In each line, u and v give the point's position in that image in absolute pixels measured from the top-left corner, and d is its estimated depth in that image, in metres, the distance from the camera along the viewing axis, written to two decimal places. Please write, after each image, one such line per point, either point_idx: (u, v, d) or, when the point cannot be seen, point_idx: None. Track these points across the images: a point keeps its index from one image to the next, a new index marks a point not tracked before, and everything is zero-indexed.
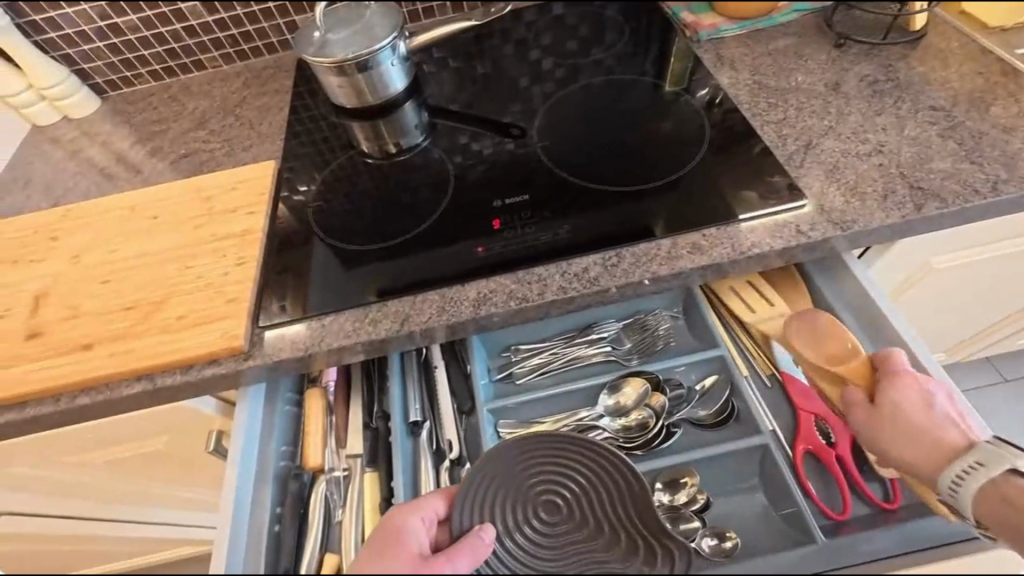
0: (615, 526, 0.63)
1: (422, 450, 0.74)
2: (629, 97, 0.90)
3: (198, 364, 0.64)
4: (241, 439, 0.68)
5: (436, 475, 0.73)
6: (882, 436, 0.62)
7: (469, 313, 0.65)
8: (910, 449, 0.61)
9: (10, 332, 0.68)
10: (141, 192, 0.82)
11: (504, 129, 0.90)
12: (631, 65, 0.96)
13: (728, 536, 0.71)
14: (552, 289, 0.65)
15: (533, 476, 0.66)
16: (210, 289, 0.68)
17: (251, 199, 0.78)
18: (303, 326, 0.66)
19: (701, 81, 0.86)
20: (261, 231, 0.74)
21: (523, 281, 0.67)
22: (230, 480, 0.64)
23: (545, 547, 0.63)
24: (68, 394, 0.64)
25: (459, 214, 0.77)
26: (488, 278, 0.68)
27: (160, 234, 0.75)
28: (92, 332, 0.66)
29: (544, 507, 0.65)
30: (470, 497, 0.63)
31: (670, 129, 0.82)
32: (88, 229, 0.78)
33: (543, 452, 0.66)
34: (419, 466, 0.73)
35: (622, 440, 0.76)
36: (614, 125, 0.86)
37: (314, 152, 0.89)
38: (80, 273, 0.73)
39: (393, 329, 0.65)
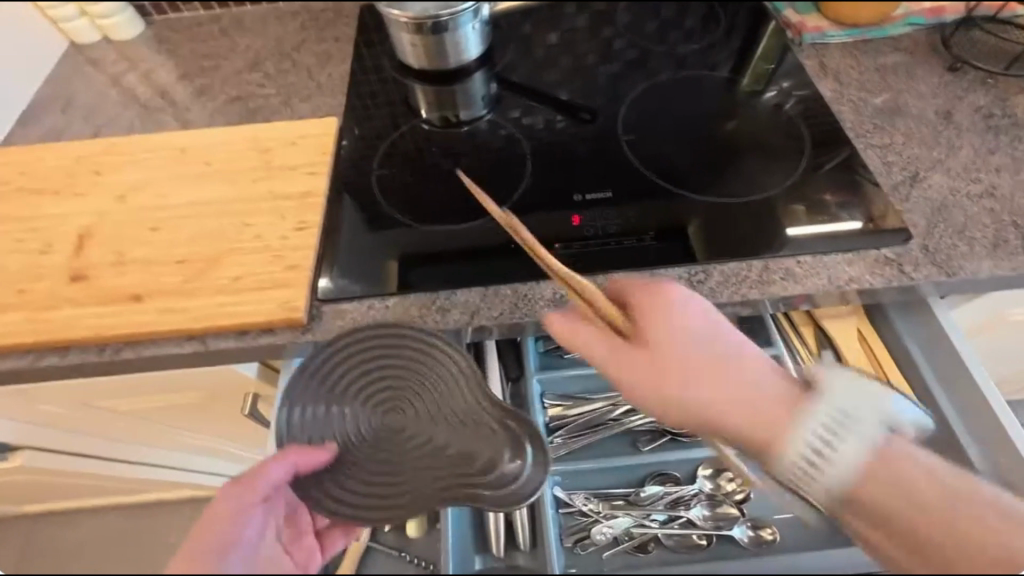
0: (462, 415, 0.54)
1: None
2: (704, 93, 0.84)
3: (251, 331, 0.60)
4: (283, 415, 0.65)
5: None
6: (887, 528, 0.44)
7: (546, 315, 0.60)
8: (943, 527, 0.43)
9: (52, 270, 0.64)
10: (198, 134, 0.77)
11: (571, 112, 0.84)
12: (710, 57, 0.89)
13: (767, 527, 0.71)
14: None
15: (356, 380, 0.55)
16: (269, 252, 0.63)
17: (309, 157, 0.73)
18: (364, 306, 0.61)
19: (783, 86, 0.81)
20: (323, 196, 0.68)
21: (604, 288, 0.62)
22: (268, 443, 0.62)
23: (387, 453, 0.53)
24: (113, 344, 0.60)
25: (531, 200, 0.72)
26: None
27: (215, 183, 0.71)
28: (142, 282, 0.62)
29: (380, 412, 0.54)
30: (289, 412, 0.53)
31: (742, 129, 0.78)
32: (136, 168, 0.73)
33: (358, 355, 0.55)
34: None
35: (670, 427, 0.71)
36: (688, 120, 0.80)
37: (359, 108, 0.83)
38: (129, 216, 0.68)
39: (462, 322, 0.60)
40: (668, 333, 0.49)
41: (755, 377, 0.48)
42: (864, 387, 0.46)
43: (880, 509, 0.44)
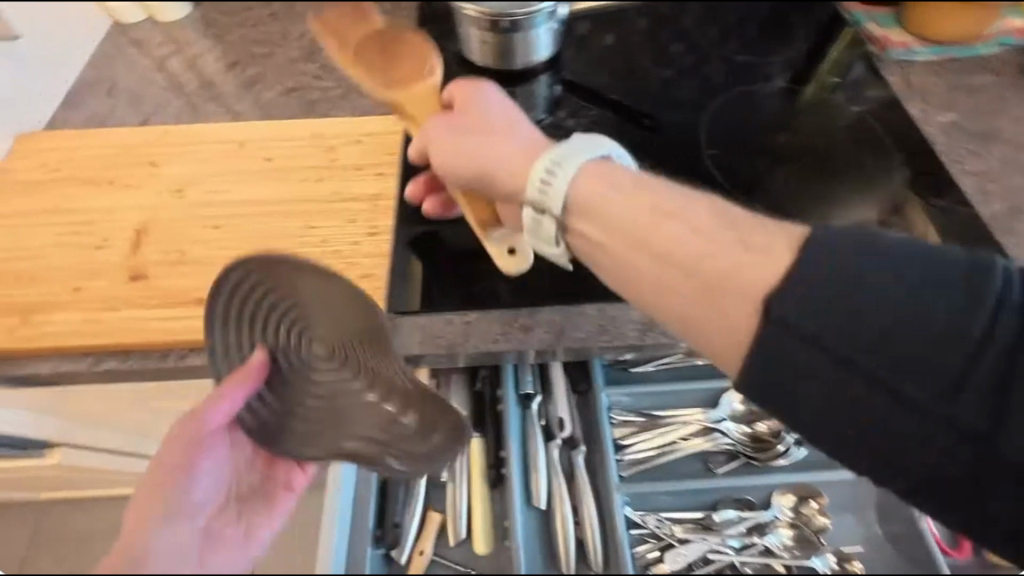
0: (357, 370, 0.50)
1: (531, 424, 0.70)
2: (781, 105, 0.81)
3: None
4: None
5: (545, 453, 0.70)
6: (648, 268, 0.45)
7: (634, 341, 0.57)
8: (774, 270, 0.41)
9: (109, 268, 0.61)
10: (255, 127, 0.73)
11: (636, 119, 0.80)
12: (785, 65, 0.86)
13: (852, 560, 0.68)
14: None
15: (273, 304, 0.50)
16: (340, 259, 0.60)
17: (374, 157, 0.69)
18: (441, 320, 0.58)
19: (858, 100, 0.79)
20: (393, 200, 0.65)
21: None
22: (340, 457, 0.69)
23: (288, 395, 0.50)
24: (175, 351, 0.57)
25: None
26: None
27: (277, 181, 0.67)
28: (205, 286, 0.59)
29: (299, 347, 0.50)
30: (223, 315, 0.50)
31: (795, 141, 0.76)
32: (193, 161, 0.70)
33: (276, 276, 0.50)
34: (529, 441, 0.70)
35: (744, 449, 0.72)
36: (761, 131, 0.78)
37: None
38: (188, 212, 0.65)
39: (547, 343, 0.57)
40: (479, 114, 0.55)
41: (544, 147, 0.51)
42: (593, 145, 0.49)
43: (676, 252, 0.44)
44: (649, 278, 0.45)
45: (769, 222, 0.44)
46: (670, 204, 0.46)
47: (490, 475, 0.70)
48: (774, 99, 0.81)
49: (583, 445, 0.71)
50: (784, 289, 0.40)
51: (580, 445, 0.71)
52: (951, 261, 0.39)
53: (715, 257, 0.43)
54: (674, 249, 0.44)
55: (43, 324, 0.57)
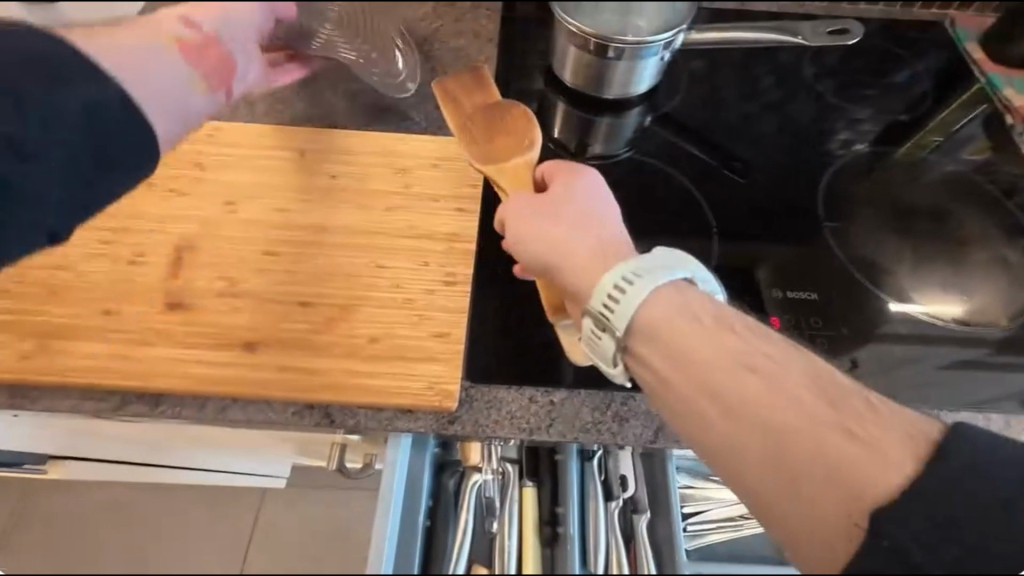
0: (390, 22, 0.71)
1: (591, 479, 0.61)
2: (893, 166, 0.75)
3: (385, 409, 0.49)
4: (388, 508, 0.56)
5: (605, 512, 0.61)
6: (731, 434, 0.39)
7: None
8: (887, 472, 0.36)
9: (146, 290, 0.53)
10: (316, 134, 0.64)
11: (730, 169, 0.72)
12: (897, 122, 0.79)
13: None
14: None
15: None
16: (412, 310, 0.52)
17: (452, 188, 0.61)
18: (522, 397, 0.50)
19: (982, 171, 0.75)
20: (473, 242, 0.57)
21: None
22: (385, 516, 0.56)
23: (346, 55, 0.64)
24: (213, 402, 0.49)
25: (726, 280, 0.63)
26: None
27: (342, 204, 0.59)
28: (258, 326, 0.51)
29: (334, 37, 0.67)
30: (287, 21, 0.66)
31: (907, 208, 0.72)
32: (247, 169, 0.61)
33: None
34: (589, 500, 0.60)
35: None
36: (879, 194, 0.72)
37: None
38: (240, 232, 0.57)
39: (644, 440, 0.50)
40: (565, 199, 0.49)
41: (623, 255, 0.46)
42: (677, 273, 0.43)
43: (774, 426, 0.38)
44: (736, 452, 0.39)
45: (870, 399, 0.39)
46: (769, 366, 0.40)
47: (543, 532, 0.60)
48: (870, 157, 0.75)
49: (648, 511, 0.60)
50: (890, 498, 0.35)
51: (645, 510, 0.60)
52: (1009, 450, 0.37)
53: (810, 436, 0.37)
54: (761, 414, 0.38)
55: (65, 352, 0.50)
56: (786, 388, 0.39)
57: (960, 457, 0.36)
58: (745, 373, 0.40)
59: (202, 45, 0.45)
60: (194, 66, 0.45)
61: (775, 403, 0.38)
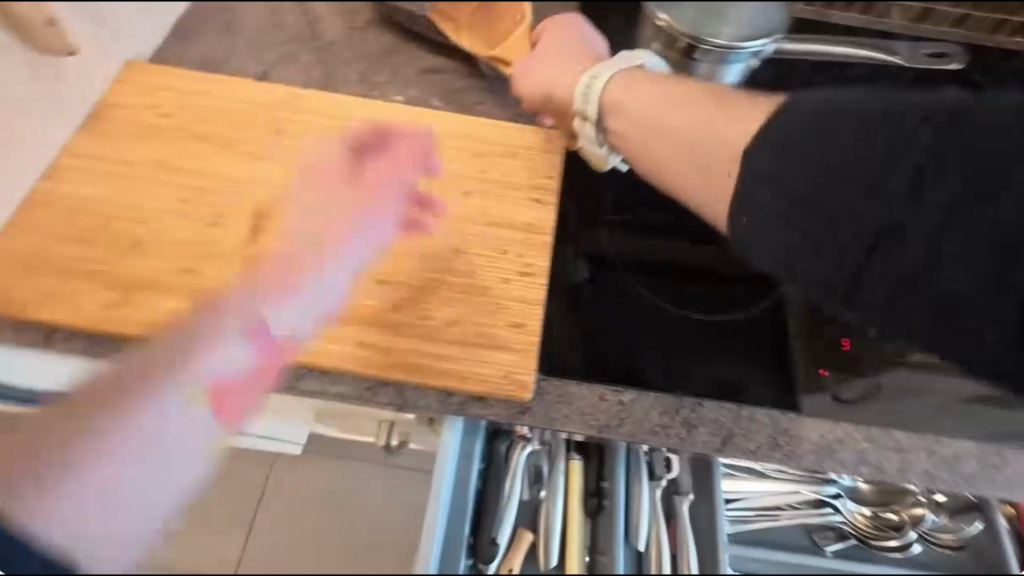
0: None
1: (636, 462, 0.62)
2: None
3: (457, 394, 0.50)
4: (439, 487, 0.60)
5: (648, 492, 0.63)
6: (653, 143, 0.48)
7: (810, 467, 0.49)
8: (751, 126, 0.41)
9: (226, 254, 0.53)
10: (395, 110, 0.64)
11: None
12: None
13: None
14: (916, 472, 0.49)
15: None
16: (488, 297, 0.52)
17: (529, 177, 0.60)
18: (593, 394, 0.51)
19: None
20: (549, 234, 0.56)
21: (880, 445, 0.50)
22: (438, 498, 0.60)
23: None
24: (290, 369, 0.50)
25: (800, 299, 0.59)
26: (835, 420, 0.51)
27: (420, 184, 0.59)
28: (335, 299, 0.51)
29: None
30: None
31: None
32: (325, 139, 0.61)
33: None
34: (633, 480, 0.63)
35: (861, 532, 0.60)
36: None
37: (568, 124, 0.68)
38: (318, 202, 0.57)
39: (711, 448, 0.49)
40: (563, 42, 0.61)
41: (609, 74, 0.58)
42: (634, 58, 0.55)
43: (677, 131, 0.47)
44: (664, 170, 0.48)
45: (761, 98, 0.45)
46: (684, 95, 0.48)
47: (588, 503, 0.64)
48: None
49: (691, 493, 0.62)
50: (780, 115, 0.38)
51: (688, 492, 0.61)
52: (928, 95, 0.35)
53: (700, 118, 0.45)
54: (662, 118, 0.48)
55: (152, 309, 0.51)
56: (685, 95, 0.47)
57: (811, 105, 0.37)
58: (654, 96, 0.49)
59: (260, 358, 0.48)
60: (227, 420, 0.45)
61: (670, 107, 0.48)
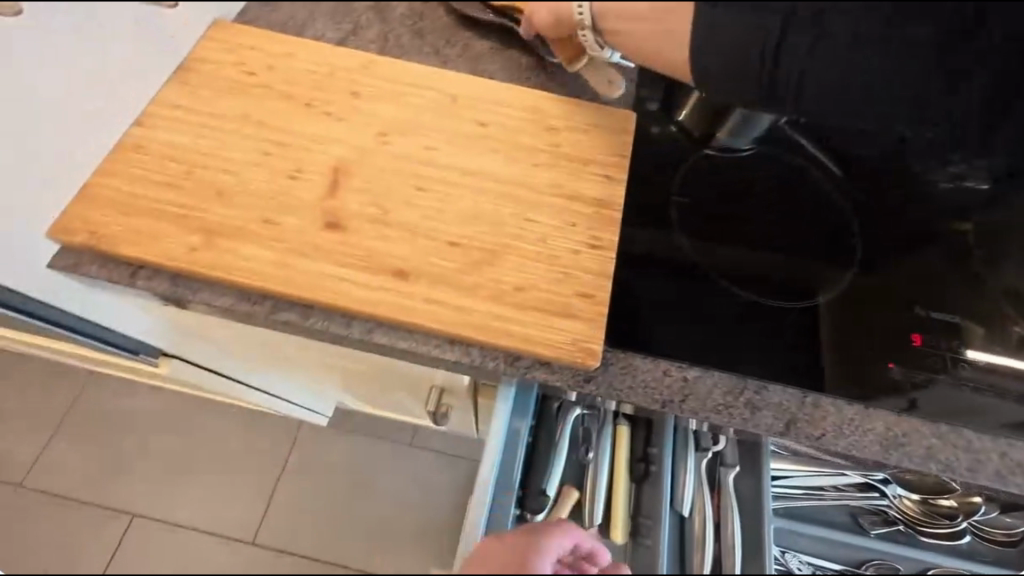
0: None
1: (686, 437, 0.62)
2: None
3: (523, 357, 0.51)
4: (489, 459, 0.58)
5: (695, 463, 0.62)
6: (641, 32, 0.49)
7: (875, 457, 0.49)
8: None
9: (304, 206, 0.55)
10: (468, 81, 0.65)
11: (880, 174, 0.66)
12: None
13: None
14: (986, 472, 0.49)
15: None
16: (556, 266, 0.53)
17: (599, 154, 0.60)
18: (655, 368, 0.51)
19: None
20: (618, 211, 0.57)
21: (948, 441, 0.49)
22: (484, 471, 0.58)
23: None
24: (360, 321, 0.52)
25: (865, 293, 0.58)
26: (899, 414, 0.51)
27: (492, 153, 0.60)
28: (408, 257, 0.53)
29: None
30: None
31: None
32: (402, 105, 0.62)
33: None
34: (681, 455, 0.62)
35: (908, 518, 0.60)
36: None
37: (637, 107, 0.67)
38: (393, 164, 0.58)
39: (774, 431, 0.49)
40: None
41: None
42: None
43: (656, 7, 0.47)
44: (652, 52, 0.49)
45: None
46: None
47: (635, 469, 0.62)
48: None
49: (737, 466, 0.61)
50: None
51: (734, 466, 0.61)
52: None
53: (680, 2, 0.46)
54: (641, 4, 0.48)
55: (229, 253, 0.52)
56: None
57: None
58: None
59: None
60: None
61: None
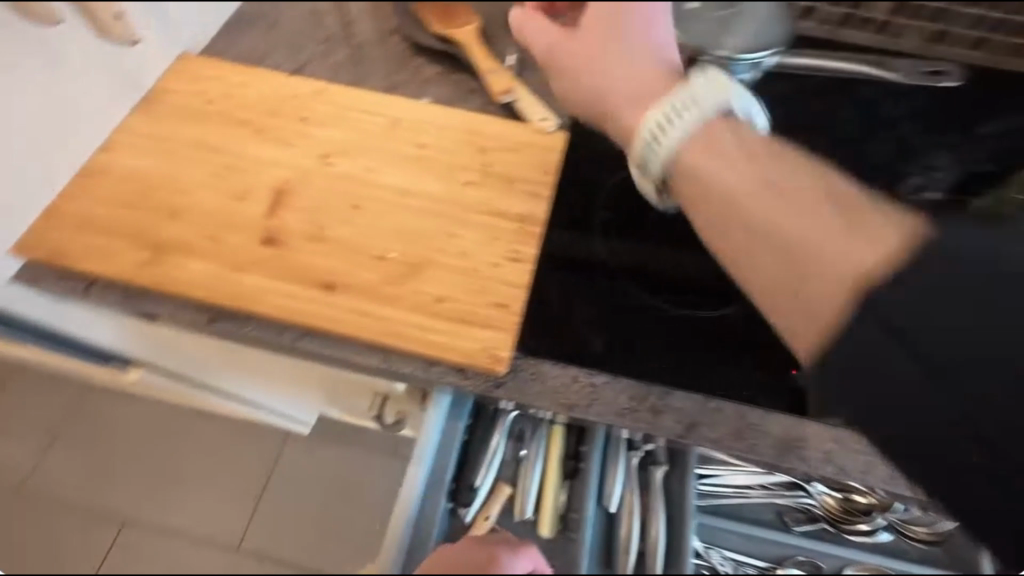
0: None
1: (616, 438, 0.64)
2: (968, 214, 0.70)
3: (440, 363, 0.54)
4: (421, 463, 0.61)
5: (625, 460, 0.64)
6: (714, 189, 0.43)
7: (771, 460, 0.51)
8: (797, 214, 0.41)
9: (245, 224, 0.59)
10: (409, 106, 0.69)
11: None
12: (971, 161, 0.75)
13: None
14: (881, 476, 0.51)
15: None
16: (475, 278, 0.57)
17: (527, 173, 0.64)
18: (566, 375, 0.54)
19: None
20: (541, 227, 0.60)
21: (846, 445, 0.52)
22: (416, 468, 0.61)
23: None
24: (292, 330, 0.55)
25: None
26: (800, 419, 0.53)
27: (425, 173, 0.64)
28: (337, 270, 0.57)
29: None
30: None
31: None
32: (346, 129, 0.67)
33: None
34: (612, 454, 0.65)
35: (831, 516, 0.63)
36: None
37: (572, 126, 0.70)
38: (331, 184, 0.62)
39: (675, 434, 0.52)
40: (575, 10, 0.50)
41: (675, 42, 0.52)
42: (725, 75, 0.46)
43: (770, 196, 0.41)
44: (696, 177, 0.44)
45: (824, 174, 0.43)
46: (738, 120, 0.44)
47: (566, 465, 0.65)
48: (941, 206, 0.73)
49: (666, 464, 0.63)
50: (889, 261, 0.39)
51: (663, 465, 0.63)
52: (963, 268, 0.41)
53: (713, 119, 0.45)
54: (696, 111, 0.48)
55: (174, 268, 0.56)
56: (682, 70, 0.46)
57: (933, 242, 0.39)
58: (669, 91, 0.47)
59: None
60: None
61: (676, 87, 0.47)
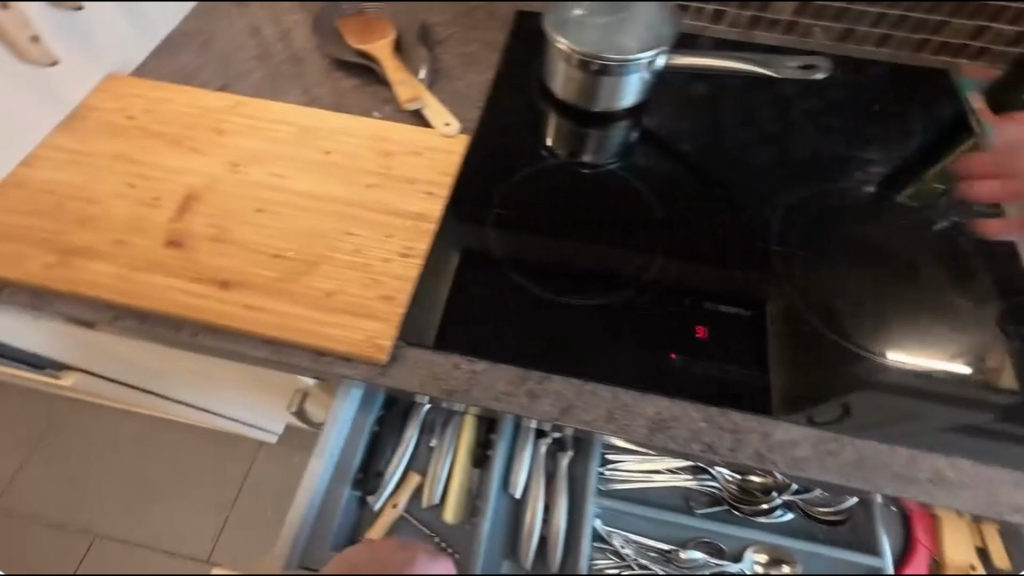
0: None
1: (525, 430, 0.66)
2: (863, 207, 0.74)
3: (327, 354, 0.56)
4: (325, 455, 0.61)
5: (534, 448, 0.66)
6: None
7: (642, 439, 0.53)
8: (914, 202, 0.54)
9: (151, 228, 0.62)
10: (322, 116, 0.73)
11: (710, 185, 0.74)
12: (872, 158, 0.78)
13: None
14: (748, 452, 0.53)
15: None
16: (365, 273, 0.59)
17: (428, 174, 0.67)
18: (449, 362, 0.56)
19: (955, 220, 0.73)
20: (435, 223, 0.63)
21: (717, 424, 0.54)
22: (315, 465, 0.61)
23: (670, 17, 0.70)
24: (188, 326, 0.58)
25: (668, 289, 0.63)
26: (674, 400, 0.55)
27: (329, 177, 0.67)
28: (233, 269, 0.60)
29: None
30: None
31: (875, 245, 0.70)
32: (259, 138, 0.70)
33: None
34: (521, 444, 0.66)
35: (731, 496, 0.64)
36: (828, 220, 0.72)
37: (485, 133, 0.75)
38: (238, 189, 0.66)
39: (551, 416, 0.54)
40: None
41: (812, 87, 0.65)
42: None
43: None
44: None
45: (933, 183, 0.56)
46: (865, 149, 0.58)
47: (476, 453, 0.66)
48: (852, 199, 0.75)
49: (570, 449, 0.65)
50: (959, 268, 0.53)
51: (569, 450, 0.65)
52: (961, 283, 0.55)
53: None
54: None
55: (81, 270, 0.60)
56: None
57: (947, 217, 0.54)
58: None
59: None
60: None
61: None
